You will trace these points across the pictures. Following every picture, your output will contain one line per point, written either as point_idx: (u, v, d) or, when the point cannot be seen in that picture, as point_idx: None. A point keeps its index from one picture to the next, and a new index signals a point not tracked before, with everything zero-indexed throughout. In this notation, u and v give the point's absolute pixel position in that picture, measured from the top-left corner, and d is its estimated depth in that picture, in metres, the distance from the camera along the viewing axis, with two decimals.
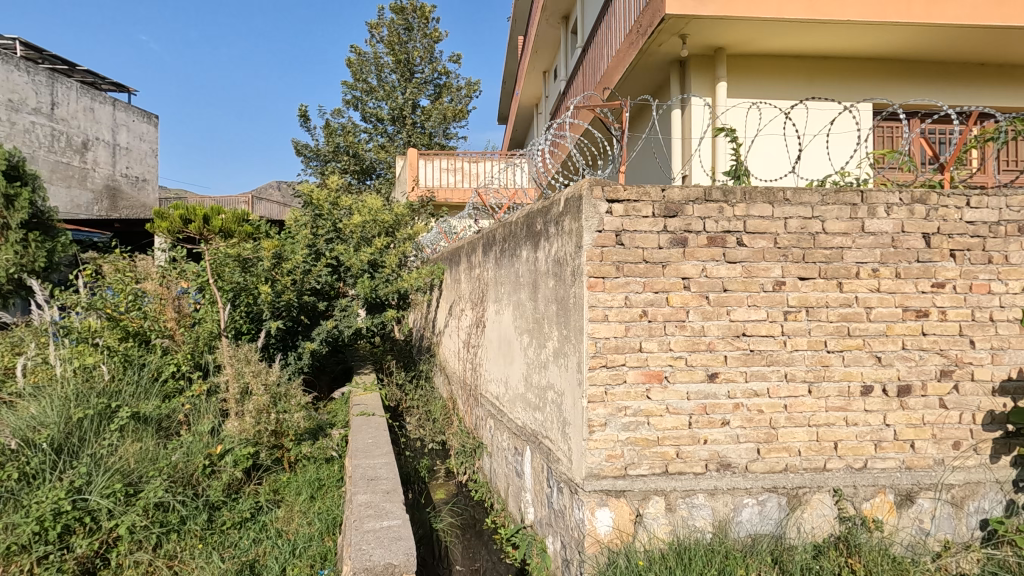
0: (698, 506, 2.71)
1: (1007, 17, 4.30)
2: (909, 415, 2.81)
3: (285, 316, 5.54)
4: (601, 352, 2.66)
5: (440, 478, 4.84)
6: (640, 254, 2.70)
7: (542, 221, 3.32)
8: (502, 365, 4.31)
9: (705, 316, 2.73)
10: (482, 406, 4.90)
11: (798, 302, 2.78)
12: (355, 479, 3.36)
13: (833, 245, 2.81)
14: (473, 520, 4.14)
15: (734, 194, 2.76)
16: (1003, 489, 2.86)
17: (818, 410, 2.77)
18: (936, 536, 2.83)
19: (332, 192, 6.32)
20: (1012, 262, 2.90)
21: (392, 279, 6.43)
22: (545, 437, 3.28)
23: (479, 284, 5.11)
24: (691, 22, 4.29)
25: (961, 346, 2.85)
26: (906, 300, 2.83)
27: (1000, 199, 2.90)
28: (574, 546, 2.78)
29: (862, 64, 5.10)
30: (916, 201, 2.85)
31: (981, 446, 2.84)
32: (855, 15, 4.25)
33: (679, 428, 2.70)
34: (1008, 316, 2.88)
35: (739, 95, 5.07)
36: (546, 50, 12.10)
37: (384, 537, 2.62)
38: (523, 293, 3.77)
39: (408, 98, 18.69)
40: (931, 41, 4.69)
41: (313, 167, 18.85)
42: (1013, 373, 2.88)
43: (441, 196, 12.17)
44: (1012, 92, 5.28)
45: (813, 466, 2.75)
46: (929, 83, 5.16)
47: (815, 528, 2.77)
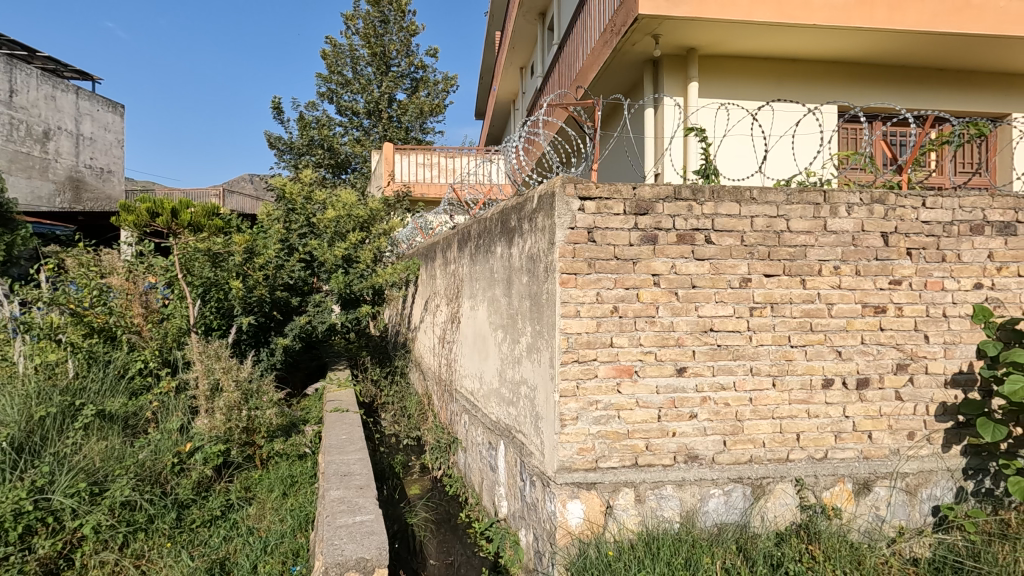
0: (666, 497, 2.78)
1: (962, 24, 4.47)
2: (867, 407, 2.92)
3: (257, 312, 5.48)
4: (572, 347, 2.71)
5: (416, 473, 4.87)
6: (611, 251, 2.75)
7: (517, 218, 3.34)
8: (477, 361, 4.32)
9: (675, 311, 2.79)
10: (457, 401, 4.92)
11: (764, 298, 2.86)
12: (328, 475, 3.35)
13: (797, 244, 2.90)
14: (448, 514, 4.17)
15: (703, 193, 2.83)
16: (954, 477, 3.00)
17: (782, 403, 2.86)
18: (891, 522, 2.95)
19: (306, 186, 6.25)
20: (964, 261, 3.03)
21: (367, 274, 6.38)
22: (518, 432, 3.31)
23: (455, 280, 5.11)
24: (664, 22, 4.35)
25: (916, 341, 2.97)
26: (865, 296, 2.94)
27: (954, 199, 3.02)
28: (546, 538, 2.83)
29: (830, 67, 5.24)
30: (875, 201, 2.96)
31: (933, 436, 2.98)
32: (821, 20, 4.37)
33: (648, 421, 2.76)
34: (960, 312, 3.02)
35: (709, 95, 5.15)
36: (523, 46, 12.08)
37: (357, 532, 2.63)
38: (497, 289, 3.80)
39: (384, 92, 18.47)
40: (893, 46, 4.84)
41: (287, 160, 18.52)
42: (964, 366, 3.01)
43: (417, 190, 12.10)
44: (969, 97, 5.42)
45: (776, 457, 2.85)
46: (889, 87, 5.31)
47: (777, 516, 2.87)
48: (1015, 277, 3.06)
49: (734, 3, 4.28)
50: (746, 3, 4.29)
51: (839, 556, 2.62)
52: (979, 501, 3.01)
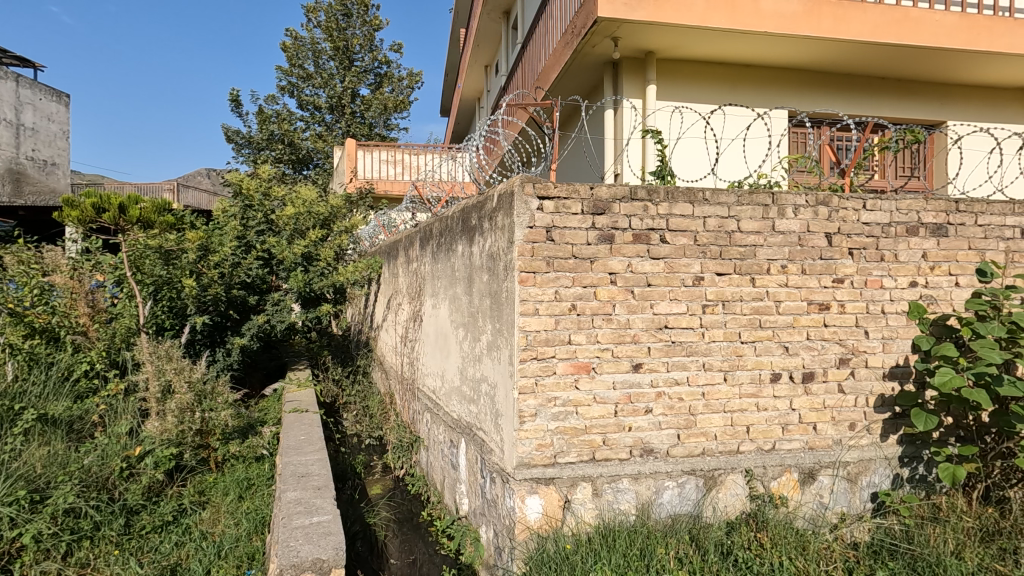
0: (623, 490, 2.84)
1: (901, 36, 4.71)
2: (811, 399, 3.06)
3: (212, 311, 5.32)
4: (531, 345, 2.74)
5: (377, 473, 4.84)
6: (569, 250, 2.80)
7: (477, 216, 3.36)
8: (439, 359, 4.32)
9: (630, 309, 2.86)
10: (419, 400, 4.90)
11: (715, 296, 2.96)
12: (285, 476, 3.29)
13: (747, 243, 3.01)
14: (409, 514, 4.16)
15: (657, 193, 2.91)
16: (891, 464, 3.17)
17: (732, 397, 2.97)
18: (834, 509, 3.10)
19: (264, 182, 6.10)
20: (901, 261, 3.20)
21: (327, 272, 6.26)
22: (478, 429, 3.33)
23: (417, 278, 5.09)
24: (622, 25, 4.44)
25: (857, 336, 3.13)
26: (810, 294, 3.08)
27: (892, 202, 3.19)
28: (505, 533, 2.87)
29: (781, 73, 5.41)
30: (819, 203, 3.10)
31: (873, 427, 3.14)
32: (772, 27, 4.53)
33: (605, 417, 2.82)
34: (897, 309, 3.19)
35: (667, 98, 5.26)
36: (488, 44, 12.05)
37: (313, 533, 2.60)
38: (458, 287, 3.81)
39: (347, 87, 18.15)
40: (838, 55, 5.05)
41: (245, 155, 18.01)
42: (900, 360, 3.18)
43: (381, 187, 11.95)
44: (909, 105, 5.67)
45: (727, 449, 2.96)
46: (836, 94, 5.51)
47: (728, 506, 2.98)
48: (946, 276, 3.25)
49: (691, 8, 4.40)
50: (701, 9, 4.41)
51: (785, 542, 2.73)
52: (914, 486, 3.19)
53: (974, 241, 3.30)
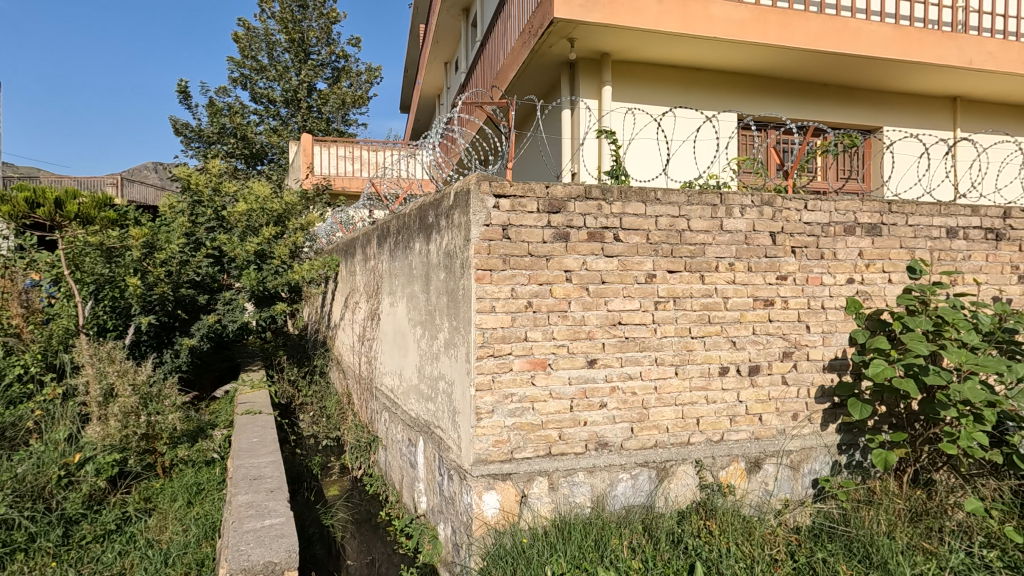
0: (578, 483, 2.90)
1: (841, 45, 4.95)
2: (757, 391, 3.20)
3: (158, 311, 5.12)
4: (488, 342, 2.76)
5: (334, 475, 4.77)
6: (525, 248, 2.83)
7: (434, 214, 3.36)
8: (397, 358, 4.29)
9: (586, 306, 2.92)
10: (377, 400, 4.85)
11: (667, 293, 3.05)
12: (237, 479, 3.21)
13: (697, 242, 3.11)
14: (367, 514, 4.12)
15: (611, 193, 2.97)
16: (831, 452, 3.34)
17: (684, 390, 3.07)
18: (778, 495, 3.25)
19: (214, 176, 5.89)
20: (839, 259, 3.37)
21: (282, 270, 6.09)
22: (436, 427, 3.33)
23: (374, 276, 5.03)
24: (578, 27, 4.49)
25: (799, 331, 3.28)
26: (757, 291, 3.21)
27: (831, 203, 3.36)
28: (463, 530, 2.88)
29: (730, 77, 5.60)
30: (764, 203, 3.23)
31: (814, 416, 3.30)
32: (721, 33, 4.69)
33: (561, 412, 2.87)
34: (836, 304, 3.36)
35: (622, 99, 5.36)
36: (448, 41, 11.97)
37: (265, 536, 2.55)
38: (416, 285, 3.79)
39: (303, 80, 17.73)
40: (783, 61, 5.26)
41: (194, 149, 17.34)
42: (839, 353, 3.36)
43: (338, 184, 11.71)
44: (848, 110, 5.96)
45: (679, 441, 3.06)
46: (780, 99, 5.74)
47: (679, 496, 3.08)
48: (880, 273, 3.45)
49: (645, 12, 4.50)
50: (654, 13, 4.52)
51: (732, 529, 2.85)
52: (852, 472, 3.38)
53: (905, 240, 3.50)
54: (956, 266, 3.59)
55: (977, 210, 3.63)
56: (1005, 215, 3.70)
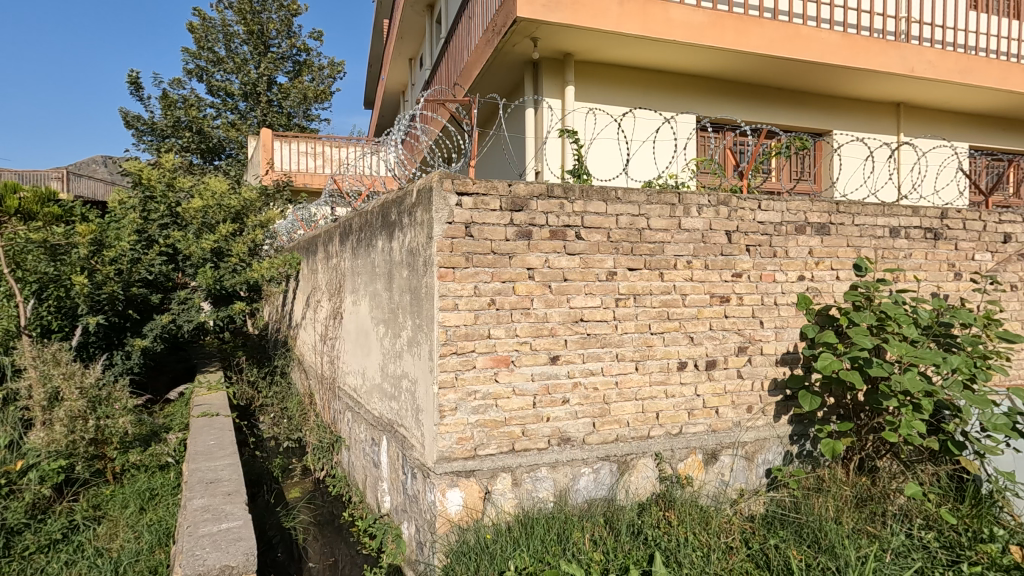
0: (541, 479, 2.94)
1: (793, 50, 5.14)
2: (714, 385, 3.30)
3: (107, 311, 4.92)
4: (451, 339, 2.76)
5: (296, 477, 4.68)
6: (488, 246, 2.84)
7: (397, 211, 3.33)
8: (359, 357, 4.24)
9: (548, 303, 2.95)
10: (340, 400, 4.78)
11: (627, 290, 3.12)
12: (192, 483, 3.11)
13: (656, 240, 3.18)
14: (330, 515, 4.06)
15: (573, 191, 3.01)
16: (783, 442, 3.47)
17: (644, 385, 3.14)
18: (734, 485, 3.36)
19: (167, 171, 5.68)
20: (790, 257, 3.51)
21: (240, 268, 5.92)
22: (400, 425, 3.32)
23: (337, 274, 4.95)
24: (541, 26, 4.53)
25: (753, 326, 3.40)
26: (713, 288, 3.31)
27: (783, 203, 3.49)
28: (426, 528, 2.88)
29: (689, 80, 5.74)
30: (721, 203, 3.33)
31: (767, 409, 3.43)
32: (680, 36, 4.80)
33: (524, 409, 2.90)
34: (788, 300, 3.49)
35: (584, 99, 5.42)
36: (412, 37, 11.85)
37: (221, 540, 2.49)
38: (378, 283, 3.76)
39: (263, 73, 17.26)
40: (739, 65, 5.42)
41: (147, 142, 16.66)
42: (791, 347, 3.49)
43: (300, 180, 11.45)
44: (799, 113, 6.18)
45: (639, 435, 3.13)
46: (736, 102, 5.91)
47: (640, 488, 3.16)
48: (829, 270, 3.60)
49: (606, 13, 4.56)
50: (616, 15, 4.59)
51: (690, 518, 2.93)
52: (802, 461, 3.52)
53: (852, 239, 3.67)
54: (897, 264, 3.78)
55: (917, 210, 3.84)
56: (942, 216, 3.92)
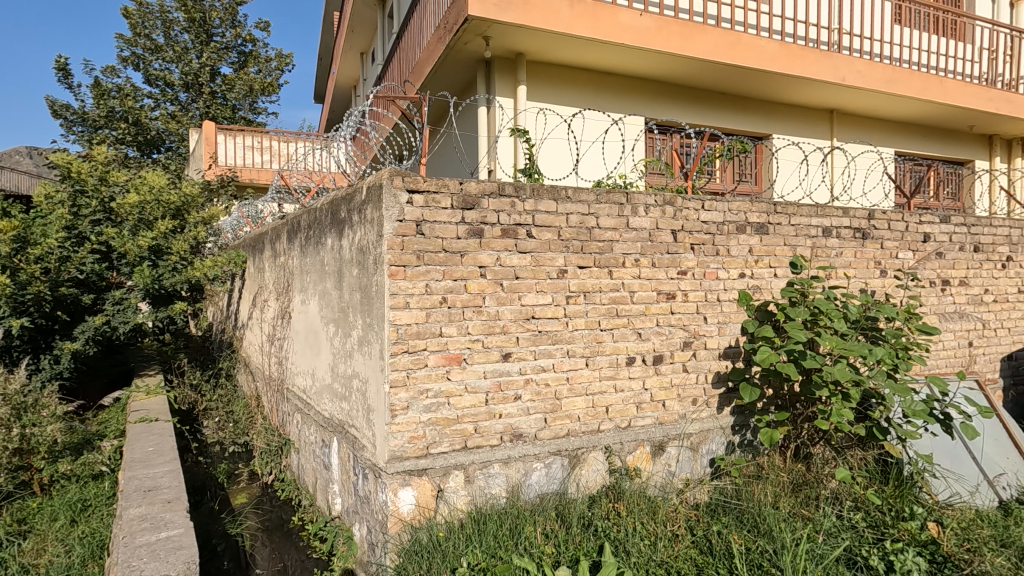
0: (494, 475, 2.97)
1: (735, 57, 5.35)
2: (661, 378, 3.41)
3: (33, 312, 4.69)
4: (402, 338, 2.74)
5: (243, 482, 4.53)
6: (440, 243, 2.84)
7: (346, 209, 3.28)
8: (308, 357, 4.15)
9: (500, 301, 2.98)
10: (288, 401, 4.66)
11: (577, 287, 3.18)
12: (128, 492, 2.97)
13: (605, 239, 3.26)
14: (279, 520, 3.95)
15: (524, 190, 3.05)
16: (726, 433, 3.63)
17: (594, 380, 3.22)
18: (680, 475, 3.49)
19: (99, 164, 5.38)
20: (732, 255, 3.66)
21: (181, 266, 5.68)
22: (351, 426, 3.27)
23: (285, 273, 4.82)
24: (493, 26, 4.55)
25: (697, 322, 3.53)
26: (660, 285, 3.42)
27: (724, 204, 3.63)
28: (378, 528, 2.86)
29: (637, 83, 5.88)
30: (666, 203, 3.44)
31: (711, 401, 3.57)
32: (628, 40, 4.92)
33: (477, 406, 2.92)
34: (730, 296, 3.65)
35: (536, 99, 5.47)
36: (364, 30, 11.61)
37: (161, 549, 2.40)
38: (328, 282, 3.68)
39: (205, 64, 16.54)
40: (685, 69, 5.60)
41: (77, 133, 15.69)
42: (733, 342, 3.65)
43: (245, 175, 11.05)
44: (740, 117, 6.44)
45: (589, 429, 3.20)
46: (682, 105, 6.10)
47: (590, 481, 3.23)
48: (767, 268, 3.78)
49: (557, 15, 4.62)
50: (567, 17, 4.66)
51: (638, 508, 3.03)
52: (743, 450, 3.69)
53: (788, 239, 3.86)
54: (829, 262, 4.01)
55: (847, 211, 4.08)
56: (869, 217, 4.18)
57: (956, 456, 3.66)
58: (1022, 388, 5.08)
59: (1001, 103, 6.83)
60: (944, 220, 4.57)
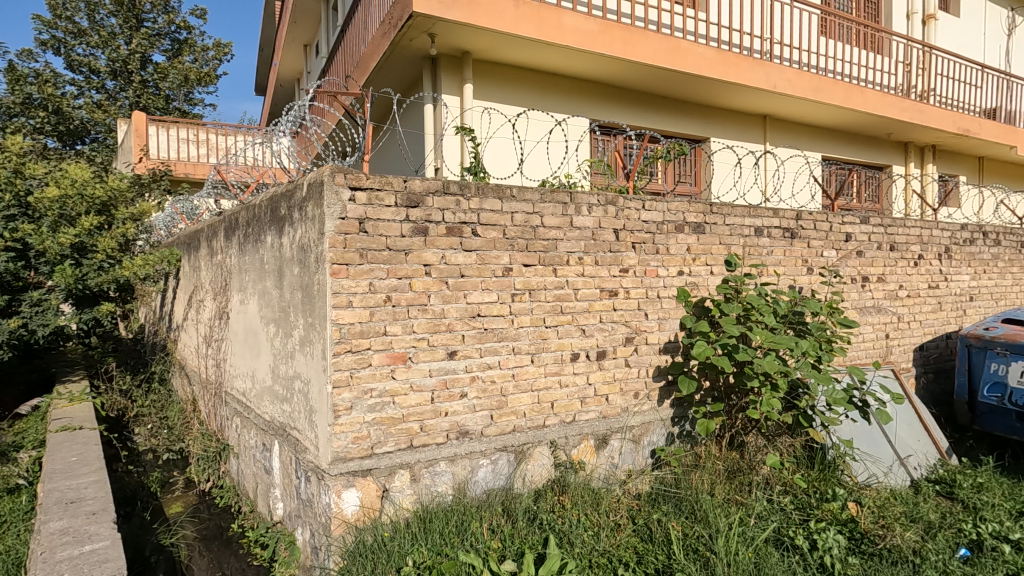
0: (440, 473, 2.97)
1: (674, 62, 5.55)
2: (604, 373, 3.51)
3: None
4: (345, 338, 2.70)
5: (177, 490, 4.33)
6: (384, 241, 2.81)
7: (286, 205, 3.20)
8: (247, 358, 4.02)
9: (445, 299, 2.98)
10: (227, 405, 4.49)
11: (522, 285, 3.22)
12: (47, 505, 2.79)
13: (550, 237, 3.32)
14: (217, 529, 3.79)
15: (469, 188, 3.06)
16: (666, 425, 3.77)
17: (539, 376, 3.27)
18: (623, 467, 3.59)
19: (14, 155, 5.01)
20: (671, 253, 3.80)
21: (108, 265, 5.37)
22: (293, 428, 3.19)
23: (222, 271, 4.64)
24: (437, 23, 4.52)
25: (639, 318, 3.65)
26: (603, 282, 3.51)
27: (664, 204, 3.77)
28: (321, 531, 2.81)
29: (581, 84, 6.00)
30: (609, 203, 3.54)
31: (652, 394, 3.70)
32: (572, 43, 5.01)
33: (422, 404, 2.91)
34: (669, 293, 3.79)
35: (482, 98, 5.49)
36: (308, 22, 11.28)
37: (84, 563, 2.28)
38: (268, 281, 3.58)
39: (134, 50, 15.61)
40: (628, 73, 5.75)
41: None
42: (672, 337, 3.79)
43: (180, 169, 10.51)
44: (680, 120, 6.67)
45: (535, 424, 3.26)
46: (624, 107, 6.26)
47: (536, 476, 3.28)
48: (704, 266, 3.95)
49: (502, 15, 4.65)
50: (512, 17, 4.70)
51: (581, 501, 3.10)
52: (682, 440, 3.85)
53: (723, 238, 4.04)
54: (761, 260, 4.23)
55: (777, 212, 4.31)
56: (797, 217, 4.44)
57: (874, 440, 3.94)
58: (932, 376, 5.50)
59: (914, 113, 7.38)
60: (864, 221, 4.90)
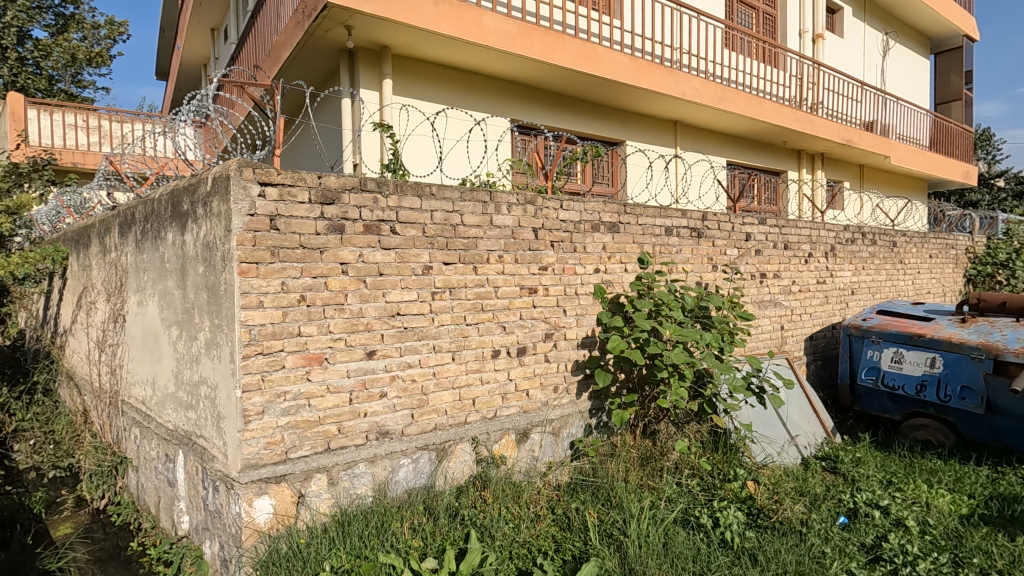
0: (359, 474, 2.92)
1: (591, 67, 5.75)
2: (524, 369, 3.59)
3: None
4: (256, 339, 2.59)
5: (67, 511, 3.96)
6: (297, 239, 2.72)
7: (189, 200, 3.01)
8: (147, 364, 3.74)
9: (363, 298, 2.93)
10: (124, 415, 4.15)
11: (442, 283, 3.23)
12: None
13: (470, 236, 3.35)
14: (114, 549, 3.50)
15: (387, 186, 3.02)
16: (584, 417, 3.92)
17: (460, 373, 3.29)
18: (543, 460, 3.70)
19: None
20: (588, 251, 3.94)
21: None
22: (198, 437, 3.02)
23: (116, 270, 4.29)
24: (354, 15, 4.42)
25: (557, 314, 3.76)
26: (523, 280, 3.59)
27: (581, 204, 3.90)
28: (231, 542, 2.69)
29: (501, 84, 6.06)
30: (528, 202, 3.62)
31: (570, 387, 3.83)
32: (492, 43, 5.06)
33: (340, 406, 2.85)
34: (587, 290, 3.93)
35: (401, 94, 5.42)
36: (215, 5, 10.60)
37: None
38: (169, 281, 3.35)
39: (8, 24, 13.67)
40: (547, 74, 5.89)
41: None
42: (590, 332, 3.94)
43: (66, 158, 9.51)
44: (596, 122, 6.92)
45: (456, 422, 3.28)
46: (543, 108, 6.41)
47: (457, 473, 3.31)
48: (619, 264, 4.13)
49: (422, 11, 4.62)
50: (431, 13, 4.67)
51: (502, 494, 3.17)
52: (599, 431, 4.01)
53: (636, 237, 4.24)
54: (671, 257, 4.49)
55: (685, 213, 4.59)
56: (703, 218, 4.74)
57: (770, 423, 4.30)
58: (820, 362, 6.08)
59: (805, 124, 8.08)
60: (761, 222, 5.32)
